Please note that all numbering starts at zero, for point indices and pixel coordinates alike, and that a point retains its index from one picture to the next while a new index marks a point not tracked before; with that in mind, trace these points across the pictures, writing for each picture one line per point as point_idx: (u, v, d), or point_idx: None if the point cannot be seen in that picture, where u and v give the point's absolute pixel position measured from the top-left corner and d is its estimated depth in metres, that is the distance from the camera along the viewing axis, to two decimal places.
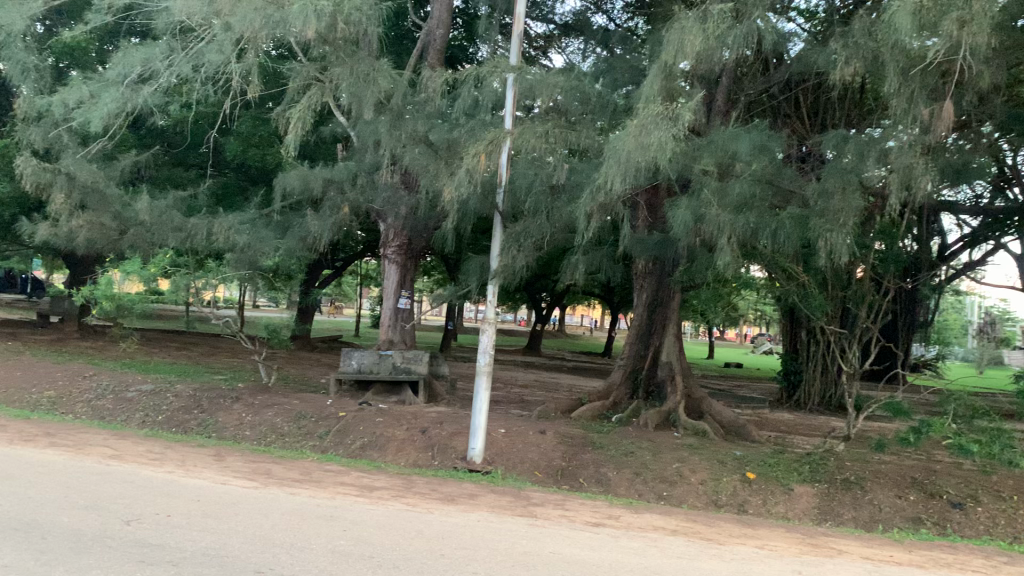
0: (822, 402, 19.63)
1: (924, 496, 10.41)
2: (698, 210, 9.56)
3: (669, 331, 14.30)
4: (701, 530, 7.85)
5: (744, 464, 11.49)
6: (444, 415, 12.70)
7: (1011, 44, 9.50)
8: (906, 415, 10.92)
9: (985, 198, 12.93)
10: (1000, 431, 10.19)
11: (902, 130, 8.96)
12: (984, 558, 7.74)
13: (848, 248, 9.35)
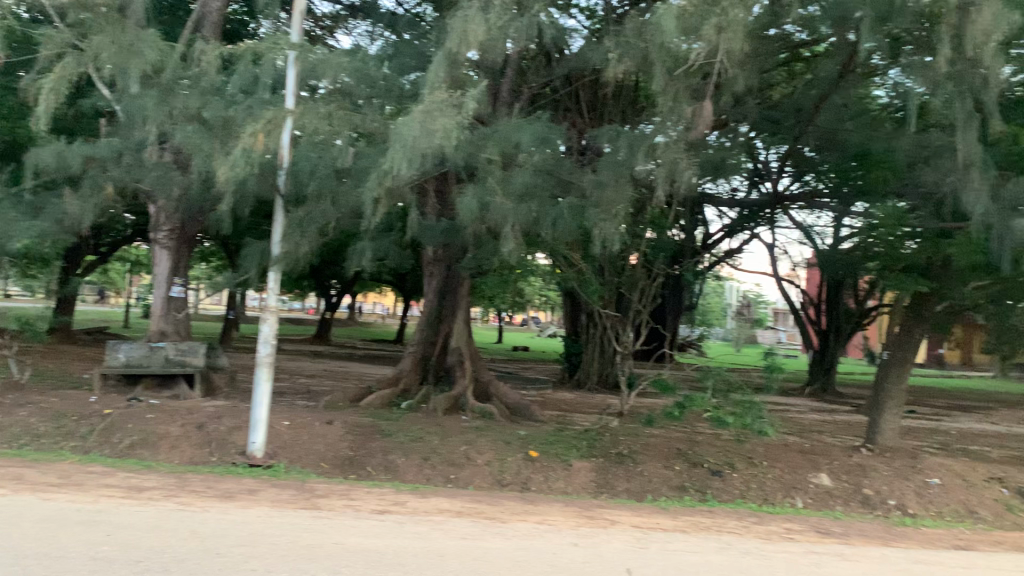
0: (600, 380, 20.71)
1: (687, 466, 11.28)
2: (483, 197, 9.70)
3: (458, 316, 14.42)
4: (484, 510, 8.03)
5: (528, 443, 11.89)
6: (222, 409, 12.12)
7: (761, 50, 10.42)
8: (673, 391, 11.76)
9: (740, 191, 14.09)
10: (752, 403, 11.23)
11: (668, 126, 9.60)
12: (738, 519, 8.51)
13: (621, 238, 9.92)
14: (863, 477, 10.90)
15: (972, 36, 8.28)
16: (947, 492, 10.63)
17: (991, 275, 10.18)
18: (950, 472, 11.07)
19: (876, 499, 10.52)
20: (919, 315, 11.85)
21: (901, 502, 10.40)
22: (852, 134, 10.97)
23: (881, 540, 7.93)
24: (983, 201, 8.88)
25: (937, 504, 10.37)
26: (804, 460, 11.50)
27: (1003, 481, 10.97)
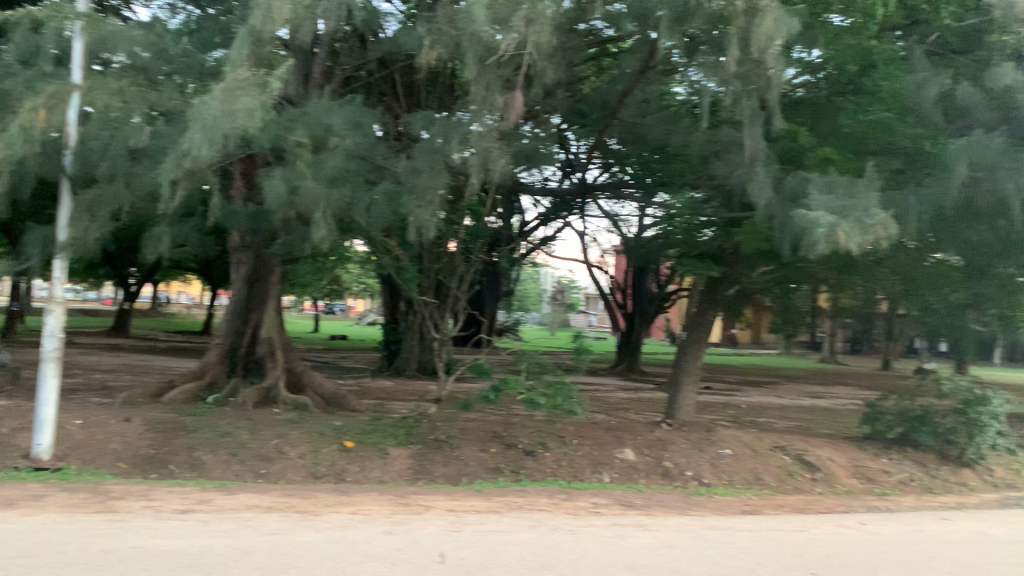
0: (419, 367, 20.75)
1: (502, 448, 11.54)
2: (292, 182, 9.44)
3: (269, 306, 13.90)
4: (296, 503, 7.84)
5: (343, 433, 11.71)
6: (3, 410, 11.09)
7: (569, 43, 10.74)
8: (488, 375, 11.96)
9: (552, 180, 14.50)
10: (562, 385, 11.63)
11: (481, 115, 9.72)
12: (549, 497, 8.82)
13: (436, 225, 9.96)
14: (663, 451, 11.58)
15: (758, 38, 8.96)
16: (738, 461, 11.48)
17: (775, 261, 11.09)
18: (740, 443, 11.98)
19: (676, 471, 11.21)
20: (713, 299, 12.71)
21: (697, 472, 11.13)
22: (653, 128, 11.56)
23: (678, 510, 8.47)
24: (766, 192, 9.65)
25: (729, 473, 11.18)
26: (611, 437, 12.05)
27: (785, 449, 11.99)
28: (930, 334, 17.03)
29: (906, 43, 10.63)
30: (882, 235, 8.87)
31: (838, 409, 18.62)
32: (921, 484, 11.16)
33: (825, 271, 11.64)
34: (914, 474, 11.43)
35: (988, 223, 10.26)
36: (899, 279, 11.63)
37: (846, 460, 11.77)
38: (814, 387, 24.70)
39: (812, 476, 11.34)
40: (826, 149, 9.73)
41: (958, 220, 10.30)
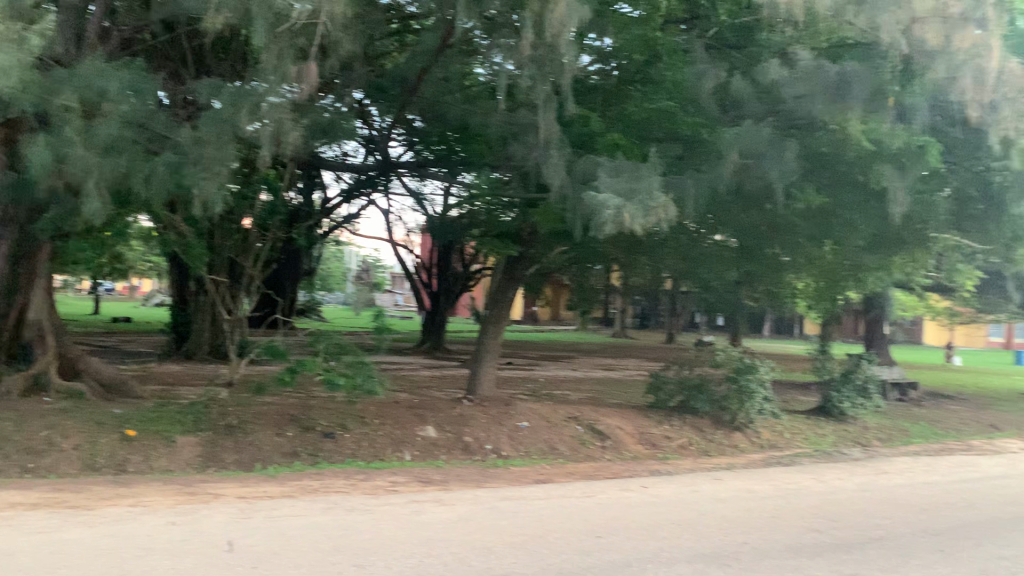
0: (211, 350, 19.75)
1: (299, 431, 11.24)
2: (59, 149, 8.65)
3: (34, 284, 12.50)
4: (67, 499, 7.25)
5: (123, 422, 10.93)
6: None
7: (366, 16, 10.50)
8: (283, 356, 11.58)
9: (353, 156, 14.18)
10: (362, 364, 11.48)
11: (272, 85, 9.30)
12: (347, 478, 8.70)
13: (224, 200, 9.45)
14: (463, 426, 11.75)
15: (551, 23, 9.19)
16: (533, 433, 11.86)
17: (570, 241, 11.49)
18: (536, 416, 12.37)
19: (475, 445, 11.40)
20: (513, 277, 13.01)
21: (496, 446, 11.38)
22: (452, 107, 11.56)
23: (475, 483, 8.63)
24: (560, 175, 9.92)
25: (525, 445, 11.52)
26: (411, 415, 12.05)
27: (578, 419, 12.51)
28: (708, 310, 18.36)
29: (688, 36, 11.25)
30: (662, 218, 9.46)
31: (628, 381, 19.70)
32: (698, 448, 12.04)
33: (615, 249, 12.20)
34: (692, 438, 12.30)
35: (757, 208, 11.14)
36: (681, 258, 12.40)
37: (633, 427, 12.47)
38: (607, 359, 26.09)
39: (602, 444, 11.92)
40: (615, 134, 10.13)
41: (732, 203, 11.11)
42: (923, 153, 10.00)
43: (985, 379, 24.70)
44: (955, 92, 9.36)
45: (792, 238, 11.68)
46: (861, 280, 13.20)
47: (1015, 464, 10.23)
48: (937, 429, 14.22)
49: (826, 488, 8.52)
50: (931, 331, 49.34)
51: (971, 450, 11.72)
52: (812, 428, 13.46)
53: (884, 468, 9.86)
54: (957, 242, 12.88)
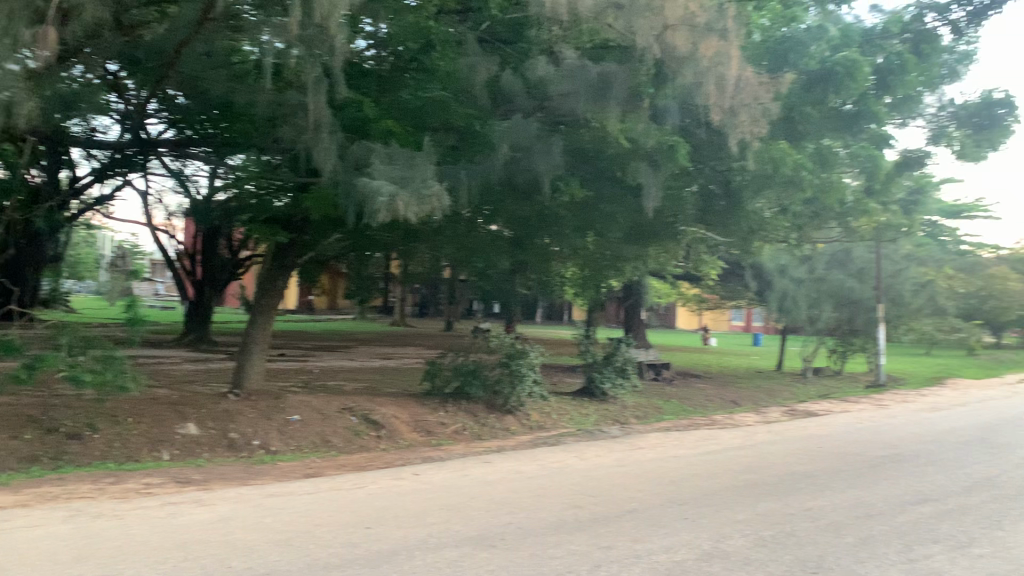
0: None
1: (40, 434, 10.20)
2: None
3: None
4: None
5: None
6: None
7: None
8: (19, 352, 10.44)
9: (105, 132, 13.03)
10: (113, 358, 10.60)
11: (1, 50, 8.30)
12: (93, 483, 8.00)
13: None
14: (229, 422, 11.19)
15: (321, 3, 8.90)
16: (305, 426, 11.52)
17: (343, 228, 11.30)
18: (308, 408, 12.04)
19: (241, 441, 10.90)
20: (283, 265, 12.61)
21: (264, 441, 10.94)
22: None
23: (239, 480, 8.25)
24: (331, 160, 9.69)
25: (296, 438, 11.18)
26: (171, 412, 11.30)
27: (351, 410, 12.32)
28: (483, 298, 18.79)
29: (461, 28, 11.33)
30: (436, 207, 9.54)
31: (403, 368, 19.72)
32: (471, 433, 12.26)
33: (390, 237, 12.11)
34: (466, 424, 12.50)
35: (526, 199, 11.51)
36: (456, 246, 12.57)
37: (407, 415, 12.47)
38: (383, 348, 26.00)
39: (376, 434, 11.81)
40: (387, 121, 10.02)
41: (503, 194, 11.38)
42: (673, 152, 10.60)
43: (727, 359, 27.24)
44: (700, 96, 10.18)
45: (559, 230, 12.20)
46: (621, 268, 14.03)
47: (749, 435, 11.34)
48: (686, 406, 15.45)
49: (587, 466, 8.98)
50: (683, 316, 53.51)
51: (715, 424, 12.85)
52: (577, 409, 14.16)
53: (640, 444, 10.57)
54: (703, 234, 14.02)
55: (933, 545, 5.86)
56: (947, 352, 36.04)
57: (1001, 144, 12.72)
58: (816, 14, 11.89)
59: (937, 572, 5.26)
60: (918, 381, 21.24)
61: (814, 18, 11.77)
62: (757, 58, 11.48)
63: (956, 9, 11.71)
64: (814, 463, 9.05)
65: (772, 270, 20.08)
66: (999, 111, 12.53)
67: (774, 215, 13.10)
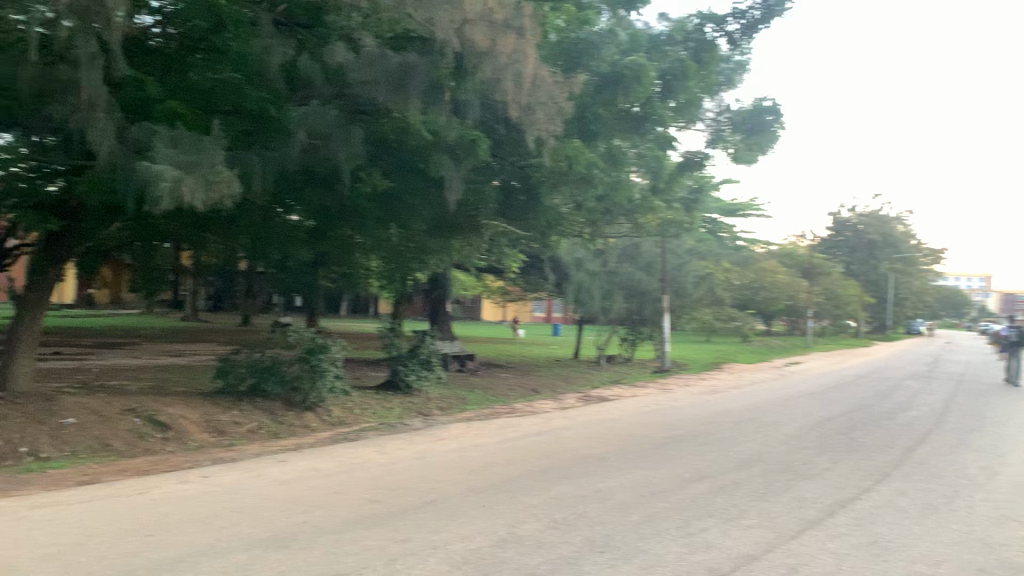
0: None
1: None
2: None
3: None
4: None
5: None
6: None
7: None
8: None
9: None
10: None
11: None
12: None
13: None
14: None
15: None
16: (80, 430, 10.61)
17: (125, 216, 10.54)
18: (84, 411, 11.09)
19: (6, 448, 9.83)
20: (55, 256, 11.57)
21: (33, 447, 9.95)
22: None
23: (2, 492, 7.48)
24: (108, 142, 8.97)
25: (70, 443, 10.28)
26: None
27: (134, 411, 11.52)
28: (284, 291, 18.19)
29: None
30: (226, 193, 9.16)
31: (195, 366, 18.69)
32: (267, 431, 11.82)
33: (178, 226, 11.42)
34: (261, 422, 12.03)
35: (325, 189, 11.25)
36: (252, 237, 12.08)
37: (197, 415, 11.82)
38: (174, 345, 24.53)
39: (162, 437, 11.09)
40: (173, 103, 9.40)
41: (302, 183, 11.07)
42: (474, 147, 10.93)
43: (529, 349, 28.01)
44: (498, 91, 10.37)
45: (360, 222, 12.03)
46: (424, 261, 14.02)
47: (546, 422, 11.71)
48: (488, 396, 15.72)
49: (387, 460, 8.90)
50: (487, 309, 54.47)
51: (514, 413, 13.17)
52: (379, 402, 14.04)
53: (441, 436, 10.63)
54: (504, 228, 14.29)
55: (708, 519, 6.31)
56: (725, 340, 39.01)
57: (769, 148, 13.92)
58: (608, 18, 12.42)
59: (711, 543, 5.67)
60: (699, 367, 22.82)
61: (607, 22, 12.30)
62: (553, 58, 11.81)
63: (731, 21, 12.64)
64: (605, 447, 9.48)
65: (570, 264, 20.54)
66: (767, 118, 13.69)
67: (570, 211, 13.59)
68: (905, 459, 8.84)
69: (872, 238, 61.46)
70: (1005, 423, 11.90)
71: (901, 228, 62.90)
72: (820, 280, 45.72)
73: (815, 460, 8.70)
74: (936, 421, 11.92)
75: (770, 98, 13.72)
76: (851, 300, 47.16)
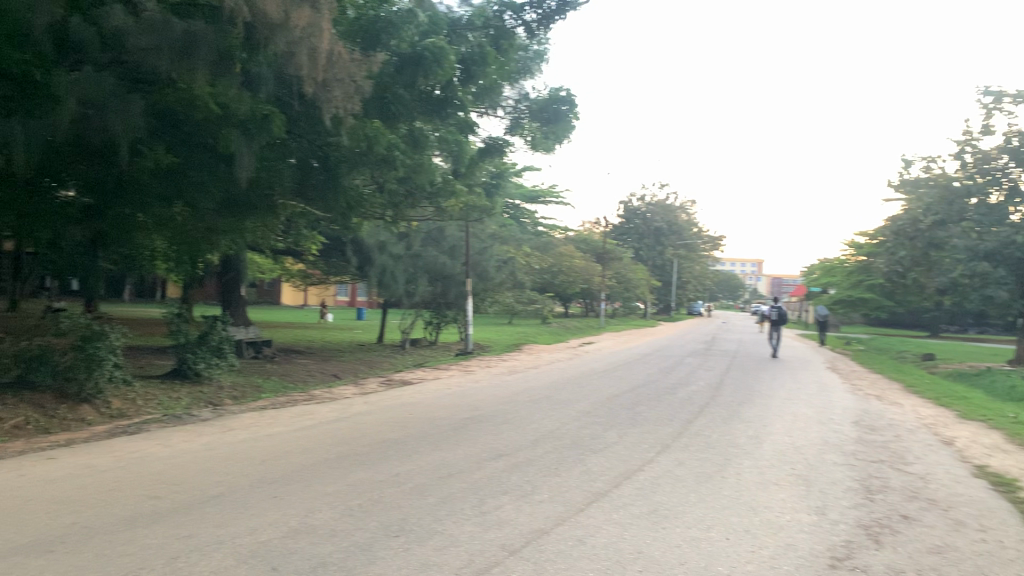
0: None
1: None
2: None
3: None
4: None
5: None
6: None
7: None
8: None
9: None
10: None
11: None
12: None
13: None
14: None
15: None
16: None
17: None
18: None
19: None
20: None
21: None
22: None
23: None
24: None
25: None
26: None
27: None
28: (55, 274, 16.71)
29: None
30: None
31: None
32: (38, 426, 10.70)
33: None
34: (30, 416, 10.87)
35: (101, 162, 10.38)
36: (15, 214, 10.96)
37: None
38: None
39: None
40: None
41: (74, 156, 10.28)
42: (267, 123, 10.50)
43: (330, 333, 27.48)
44: (292, 66, 9.99)
45: (142, 199, 11.20)
46: (215, 243, 13.31)
47: (345, 408, 11.53)
48: (285, 383, 15.23)
49: (172, 453, 8.42)
50: (286, 293, 52.78)
51: (312, 400, 12.87)
52: (166, 392, 13.22)
53: (232, 426, 10.18)
54: (302, 209, 13.83)
55: (502, 497, 6.44)
56: (525, 322, 40.05)
57: (564, 137, 14.39)
58: None
59: (504, 520, 5.79)
60: (500, 349, 23.31)
61: None
62: (351, 35, 11.66)
63: (528, 9, 12.87)
64: (404, 430, 9.47)
65: (373, 247, 19.73)
66: (562, 108, 14.11)
67: (371, 192, 13.38)
68: (684, 430, 9.48)
69: (660, 226, 65.29)
70: (771, 395, 13.07)
71: (684, 217, 67.30)
72: (612, 264, 48.02)
73: (604, 434, 9.14)
74: (713, 394, 12.89)
75: (565, 88, 14.14)
76: (640, 283, 49.95)
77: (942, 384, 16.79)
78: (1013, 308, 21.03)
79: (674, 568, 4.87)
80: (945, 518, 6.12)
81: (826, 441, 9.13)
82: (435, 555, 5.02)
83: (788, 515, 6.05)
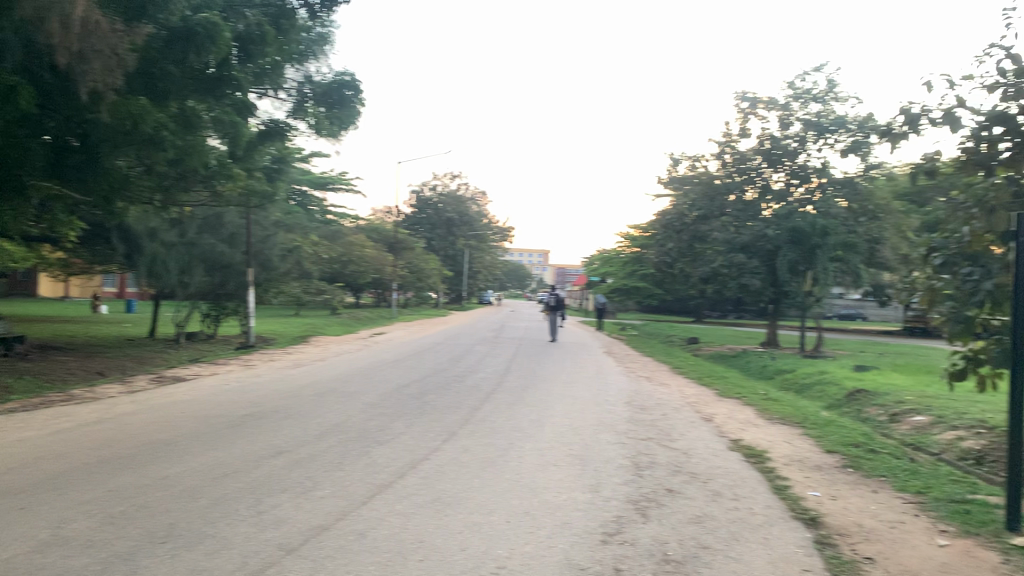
0: None
1: None
2: None
3: None
4: None
5: None
6: None
7: None
8: None
9: None
10: None
11: None
12: None
13: None
14: None
15: None
16: None
17: None
18: None
19: None
20: None
21: None
22: None
23: None
24: None
25: None
26: None
27: None
28: None
29: None
30: None
31: None
32: None
33: None
34: None
35: None
36: None
37: None
38: None
39: None
40: None
41: None
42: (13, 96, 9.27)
43: (95, 327, 25.38)
44: (42, 34, 9.05)
45: None
46: None
47: (111, 408, 10.69)
48: (41, 382, 13.92)
49: None
50: (46, 284, 48.15)
51: (73, 400, 11.84)
52: None
53: None
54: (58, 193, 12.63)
55: (281, 495, 6.20)
56: (313, 313, 38.97)
57: (350, 124, 14.06)
58: None
59: (281, 519, 5.58)
60: (285, 341, 22.61)
61: None
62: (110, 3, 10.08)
63: None
64: (176, 430, 8.89)
65: (143, 234, 18.32)
66: (346, 92, 13.88)
67: (138, 174, 12.44)
68: (469, 417, 9.63)
69: (451, 217, 65.62)
70: (552, 380, 13.57)
71: (475, 208, 68.09)
72: (404, 254, 47.75)
73: (389, 425, 9.06)
74: (497, 381, 13.19)
75: (350, 72, 13.91)
76: (431, 273, 50.19)
77: (705, 365, 18.20)
78: (765, 295, 23.17)
79: (455, 554, 4.91)
80: (704, 489, 6.61)
81: (602, 422, 9.59)
82: (205, 561, 4.75)
83: (565, 495, 6.29)
